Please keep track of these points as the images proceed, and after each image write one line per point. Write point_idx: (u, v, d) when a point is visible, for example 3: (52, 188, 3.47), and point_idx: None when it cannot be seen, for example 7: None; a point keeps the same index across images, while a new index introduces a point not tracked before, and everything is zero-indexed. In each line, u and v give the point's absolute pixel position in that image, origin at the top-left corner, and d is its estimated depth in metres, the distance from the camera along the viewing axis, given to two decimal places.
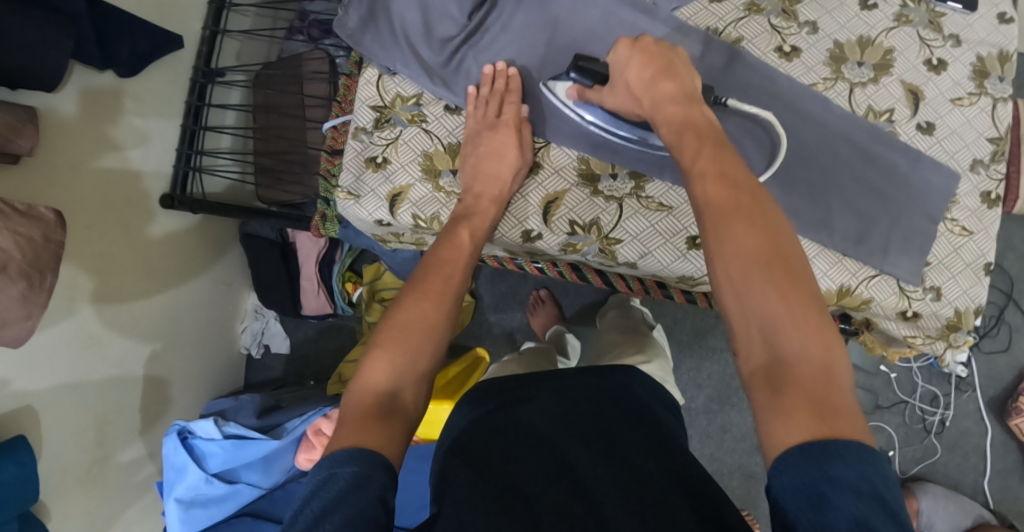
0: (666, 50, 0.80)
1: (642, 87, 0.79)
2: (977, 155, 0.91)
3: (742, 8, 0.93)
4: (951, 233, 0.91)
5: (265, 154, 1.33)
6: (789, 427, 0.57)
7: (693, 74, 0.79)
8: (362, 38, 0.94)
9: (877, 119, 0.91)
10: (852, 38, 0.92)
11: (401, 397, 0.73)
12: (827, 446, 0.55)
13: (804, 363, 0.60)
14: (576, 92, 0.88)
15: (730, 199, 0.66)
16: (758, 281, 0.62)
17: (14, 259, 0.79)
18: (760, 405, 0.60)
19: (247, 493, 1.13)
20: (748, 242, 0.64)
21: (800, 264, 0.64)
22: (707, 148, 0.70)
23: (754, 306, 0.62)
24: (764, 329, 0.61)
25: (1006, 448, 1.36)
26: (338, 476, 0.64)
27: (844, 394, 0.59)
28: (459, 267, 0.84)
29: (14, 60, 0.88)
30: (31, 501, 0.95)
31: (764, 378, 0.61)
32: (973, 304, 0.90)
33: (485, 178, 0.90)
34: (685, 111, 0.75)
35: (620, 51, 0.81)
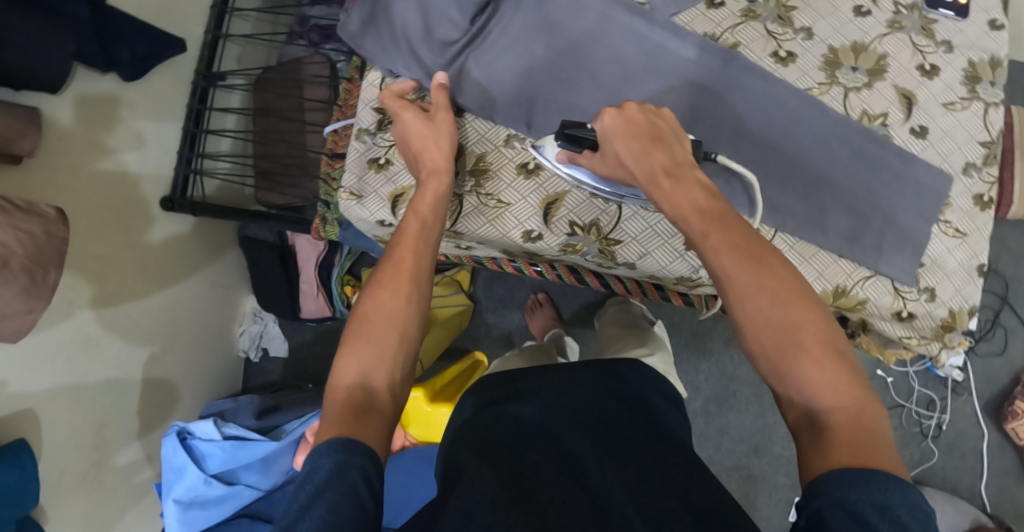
0: (653, 118, 0.79)
1: (632, 159, 0.78)
2: (970, 159, 0.93)
3: (738, 14, 0.95)
4: (944, 235, 0.92)
5: (265, 157, 1.33)
6: (823, 459, 0.61)
7: (680, 137, 0.79)
8: (364, 40, 0.97)
9: (872, 123, 0.92)
10: (846, 43, 0.94)
11: (376, 389, 0.75)
12: (862, 474, 0.58)
13: (837, 411, 0.63)
14: (565, 156, 0.87)
15: (751, 274, 0.67)
16: (793, 351, 0.65)
17: (16, 255, 0.80)
18: (802, 446, 0.63)
19: (246, 494, 1.12)
20: (773, 312, 0.66)
21: (825, 322, 0.66)
22: (715, 221, 0.70)
23: (789, 370, 0.65)
24: (802, 391, 0.64)
25: (1003, 451, 1.37)
26: (321, 467, 0.66)
27: (877, 434, 0.61)
28: (412, 250, 0.84)
29: (17, 60, 0.89)
30: (29, 503, 0.95)
31: (806, 427, 0.64)
32: (967, 305, 0.92)
33: (422, 151, 0.90)
34: (680, 182, 0.74)
35: (606, 122, 0.80)
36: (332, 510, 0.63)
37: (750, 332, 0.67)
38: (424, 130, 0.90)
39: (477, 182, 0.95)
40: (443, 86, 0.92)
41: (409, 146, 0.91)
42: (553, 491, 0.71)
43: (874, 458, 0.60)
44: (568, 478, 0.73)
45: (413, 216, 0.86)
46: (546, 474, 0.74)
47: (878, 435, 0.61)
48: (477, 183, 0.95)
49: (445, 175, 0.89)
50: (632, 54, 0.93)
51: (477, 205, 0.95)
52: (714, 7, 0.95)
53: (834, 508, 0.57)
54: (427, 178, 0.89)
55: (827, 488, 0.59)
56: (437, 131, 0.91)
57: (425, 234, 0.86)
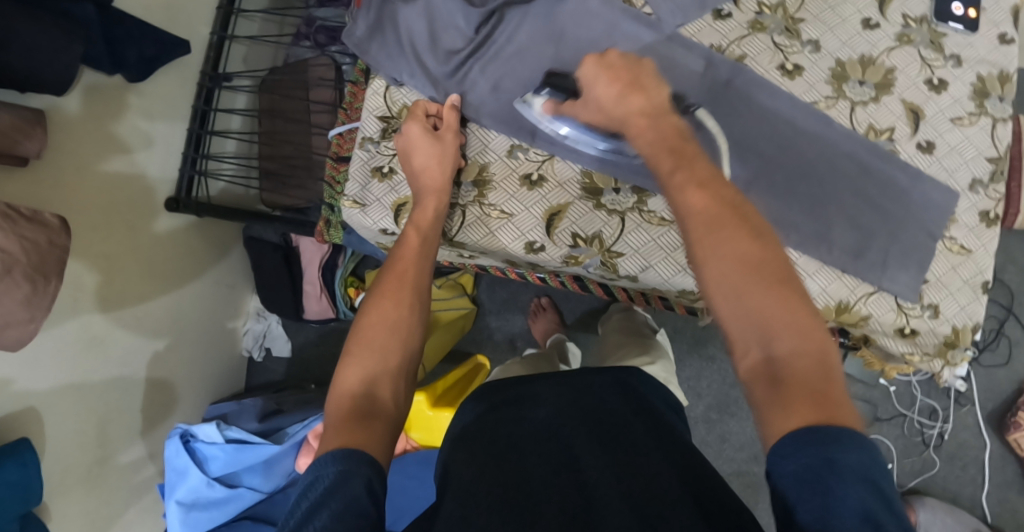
0: (635, 64, 0.82)
1: (610, 103, 0.80)
2: (976, 174, 0.92)
3: (746, 26, 0.94)
4: (949, 251, 0.92)
5: (270, 158, 1.34)
6: (786, 417, 0.60)
7: (660, 85, 0.81)
8: (369, 47, 0.96)
9: (878, 137, 0.92)
10: (854, 56, 0.93)
11: (378, 397, 0.75)
12: (827, 430, 0.58)
13: (798, 357, 0.62)
14: (551, 108, 0.87)
15: (714, 210, 0.67)
16: (751, 289, 0.64)
17: (19, 263, 0.80)
18: (759, 399, 0.62)
19: (248, 496, 1.13)
20: (735, 247, 0.66)
21: (787, 267, 0.66)
22: (682, 161, 0.72)
23: (749, 308, 0.64)
24: (761, 331, 0.64)
25: (1005, 461, 1.37)
26: (324, 476, 0.66)
27: (834, 381, 0.62)
28: (413, 262, 0.87)
29: (25, 65, 0.89)
30: (32, 502, 0.95)
31: (763, 376, 0.63)
32: (971, 322, 0.91)
33: (421, 171, 0.90)
34: (655, 123, 0.76)
35: (588, 67, 0.82)
36: (338, 519, 0.61)
37: (708, 270, 0.66)
38: (431, 148, 0.90)
39: (480, 193, 0.95)
40: (455, 107, 0.93)
41: (409, 158, 0.92)
42: (547, 489, 0.72)
43: (836, 412, 0.60)
44: (566, 477, 0.74)
45: (413, 230, 0.89)
46: (543, 475, 0.74)
47: (836, 382, 0.62)
48: (479, 194, 0.95)
49: (445, 193, 0.91)
50: None
51: (479, 215, 0.95)
52: (721, 18, 0.94)
53: (798, 472, 0.58)
54: (426, 196, 0.90)
55: (791, 453, 0.58)
56: (443, 150, 0.91)
57: (426, 249, 0.89)
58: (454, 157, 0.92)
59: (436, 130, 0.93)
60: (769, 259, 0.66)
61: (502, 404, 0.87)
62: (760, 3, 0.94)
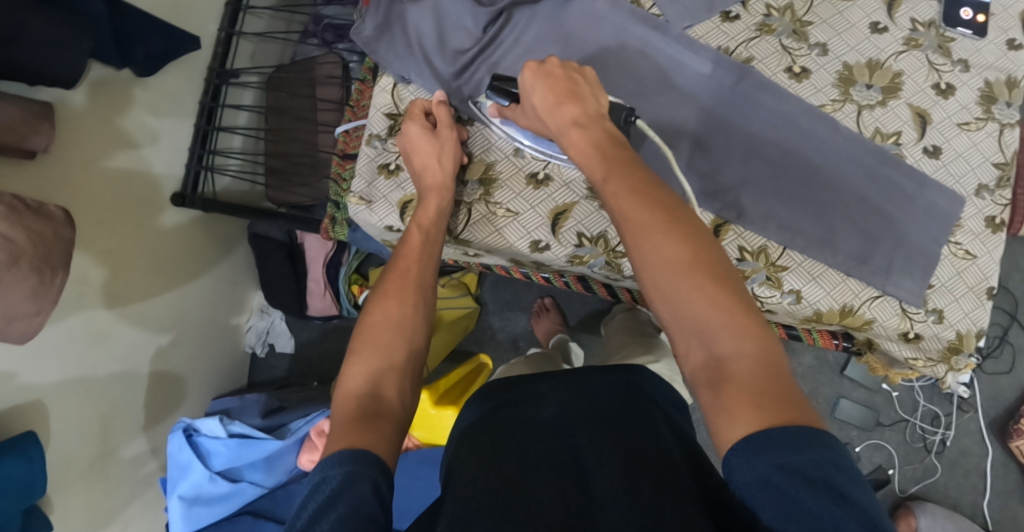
0: (571, 73, 0.84)
1: (546, 112, 0.82)
2: (983, 180, 0.92)
3: (754, 28, 0.94)
4: (954, 257, 0.91)
5: (276, 155, 1.34)
6: (733, 423, 0.62)
7: (595, 93, 0.83)
8: (378, 46, 0.96)
9: (885, 141, 0.92)
10: (861, 60, 0.93)
11: (384, 397, 0.75)
12: (777, 433, 0.60)
13: (740, 359, 0.64)
14: (498, 111, 0.90)
15: (648, 215, 0.70)
16: (686, 290, 0.67)
17: (26, 254, 0.80)
18: (704, 405, 0.65)
19: (249, 492, 1.14)
20: (668, 249, 0.68)
21: (723, 266, 0.68)
22: (614, 167, 0.75)
23: (685, 310, 0.67)
24: (700, 333, 0.66)
25: (1007, 469, 1.37)
26: (331, 478, 0.66)
27: (780, 380, 0.63)
28: (416, 262, 0.86)
29: (34, 59, 0.89)
30: (36, 496, 0.96)
31: (706, 377, 0.65)
32: (974, 328, 0.91)
33: (422, 170, 0.91)
34: (588, 133, 0.80)
35: (526, 77, 0.84)
36: (343, 523, 0.61)
37: (646, 273, 0.69)
38: (429, 146, 0.90)
39: (486, 191, 0.94)
40: (443, 103, 0.93)
41: (410, 158, 0.92)
42: (546, 486, 0.73)
43: (791, 413, 0.61)
44: (567, 478, 0.75)
45: (415, 228, 0.89)
46: (542, 474, 0.75)
47: (783, 379, 0.63)
48: (485, 193, 0.95)
49: (446, 191, 0.90)
50: (645, 67, 0.92)
51: (485, 214, 0.94)
52: (729, 21, 0.94)
53: (754, 482, 0.59)
54: (429, 194, 0.90)
55: (743, 464, 0.60)
56: (441, 148, 0.91)
57: (428, 247, 0.88)
58: (453, 152, 0.92)
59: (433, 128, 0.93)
60: (703, 259, 0.68)
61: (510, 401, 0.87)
62: (768, 5, 0.94)
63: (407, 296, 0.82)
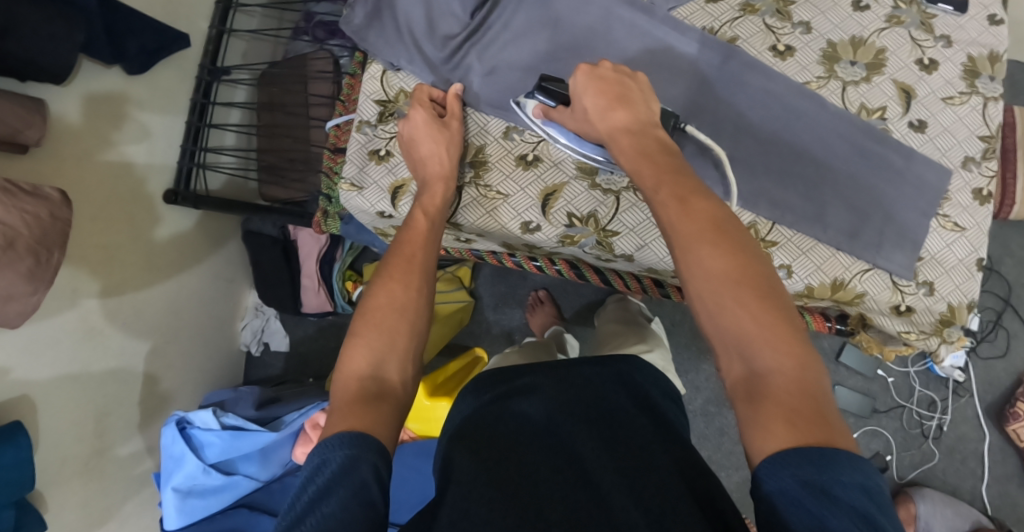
0: (624, 77, 0.82)
1: (596, 116, 0.80)
2: (969, 153, 0.93)
3: (737, 9, 0.95)
4: (942, 229, 0.92)
5: (268, 151, 1.34)
6: (768, 437, 0.60)
7: (647, 100, 0.82)
8: (367, 35, 0.97)
9: (870, 117, 0.92)
10: (845, 38, 0.94)
11: (386, 379, 0.75)
12: (809, 451, 0.58)
13: (779, 375, 0.62)
14: (542, 111, 0.89)
15: (695, 223, 0.67)
16: (730, 303, 0.64)
17: (21, 236, 0.81)
18: (743, 419, 0.62)
19: (244, 485, 1.12)
20: (716, 263, 0.66)
21: (770, 282, 0.65)
22: (664, 176, 0.72)
23: (727, 324, 0.64)
24: (741, 348, 0.64)
25: (1005, 454, 1.36)
26: (331, 460, 0.66)
27: (820, 400, 0.61)
28: (420, 245, 0.85)
29: (26, 48, 0.91)
30: (27, 488, 0.96)
31: (744, 391, 0.63)
32: (966, 299, 0.91)
33: (427, 158, 0.90)
34: (638, 140, 0.77)
35: (578, 78, 0.82)
36: (346, 505, 0.63)
37: (693, 285, 0.66)
38: (437, 134, 0.91)
39: (477, 173, 0.94)
40: (458, 96, 0.94)
41: (414, 146, 0.91)
42: (553, 489, 0.72)
43: (827, 435, 0.59)
44: (569, 471, 0.74)
45: (421, 213, 0.88)
46: (544, 473, 0.74)
47: (821, 399, 0.61)
48: (477, 175, 0.94)
49: (451, 179, 0.90)
50: (632, 49, 0.93)
51: (477, 196, 0.94)
52: (713, 2, 0.95)
53: (779, 495, 0.58)
54: (434, 182, 0.90)
55: (772, 476, 0.59)
56: (449, 137, 0.91)
57: (432, 233, 0.87)
58: (459, 143, 0.92)
59: (441, 117, 0.93)
60: (751, 274, 0.65)
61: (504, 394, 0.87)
62: None
63: (411, 280, 0.81)
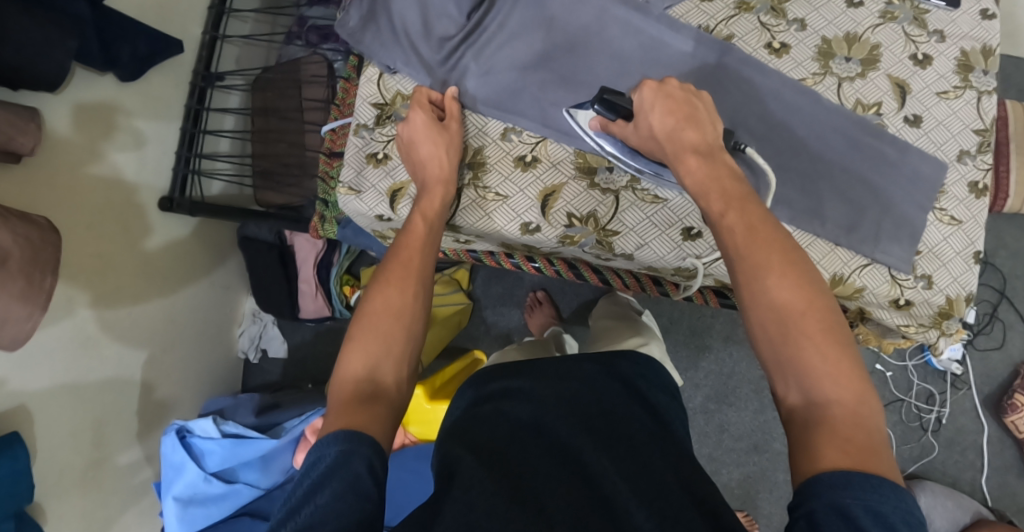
0: (691, 96, 0.80)
1: (664, 134, 0.78)
2: (964, 147, 0.93)
3: (732, 7, 0.95)
4: (940, 223, 0.92)
5: (264, 157, 1.33)
6: (818, 459, 0.61)
7: (715, 121, 0.79)
8: (363, 37, 0.96)
9: (866, 112, 0.93)
10: (839, 34, 0.94)
11: (381, 381, 0.75)
12: (863, 477, 0.59)
13: (837, 406, 0.63)
14: (599, 123, 0.87)
15: (762, 254, 0.68)
16: (795, 336, 0.65)
17: (14, 255, 0.82)
18: (792, 441, 0.64)
19: (246, 493, 1.10)
20: (782, 294, 0.66)
21: (833, 315, 0.66)
22: (733, 202, 0.71)
23: (791, 355, 0.65)
24: (800, 378, 0.64)
25: (1003, 445, 1.37)
26: (326, 456, 0.67)
27: (872, 434, 0.62)
28: (418, 250, 0.85)
29: (17, 56, 0.90)
30: (26, 499, 0.95)
31: (799, 418, 0.64)
32: (964, 292, 0.91)
33: (427, 160, 0.90)
34: (708, 162, 0.75)
35: (645, 94, 0.80)
36: (338, 496, 0.64)
37: (755, 314, 0.67)
38: (436, 137, 0.90)
39: (475, 175, 0.94)
40: (456, 99, 0.93)
41: (413, 149, 0.91)
42: (558, 490, 0.72)
43: (872, 462, 0.60)
44: (571, 472, 0.74)
45: (420, 218, 0.87)
46: (546, 470, 0.74)
47: (873, 434, 0.62)
48: (475, 177, 0.94)
49: (451, 183, 0.90)
50: (628, 48, 0.94)
51: (475, 198, 0.94)
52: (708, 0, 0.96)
53: (828, 510, 0.58)
54: (434, 186, 0.90)
55: (827, 488, 0.59)
56: (448, 140, 0.91)
57: (431, 238, 0.87)
58: (458, 144, 0.92)
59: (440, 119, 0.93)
60: (816, 306, 0.66)
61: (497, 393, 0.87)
62: None
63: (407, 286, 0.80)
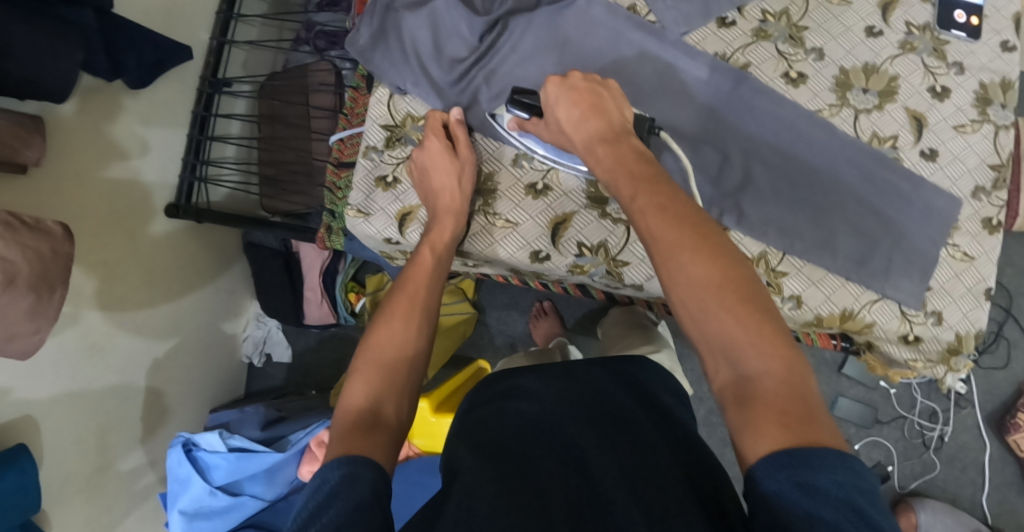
0: (595, 86, 0.83)
1: (570, 127, 0.81)
2: (979, 182, 0.92)
3: (750, 34, 0.94)
4: (952, 259, 0.91)
5: (270, 164, 1.31)
6: (758, 439, 0.60)
7: (621, 108, 0.82)
8: (373, 55, 0.94)
9: (882, 145, 0.92)
10: (857, 64, 0.93)
11: (382, 411, 0.74)
12: (800, 452, 0.58)
13: (766, 378, 0.62)
14: (518, 123, 0.89)
15: (674, 232, 0.67)
16: (714, 310, 0.64)
17: (22, 272, 0.80)
18: (732, 423, 0.62)
19: (251, 505, 1.12)
20: (695, 271, 0.66)
21: (751, 285, 0.65)
22: (641, 186, 0.72)
23: (713, 330, 0.64)
24: (725, 352, 0.64)
25: (1005, 463, 1.38)
26: (329, 480, 0.66)
27: (809, 401, 0.61)
28: (423, 283, 0.85)
29: (25, 70, 0.89)
30: (32, 509, 0.96)
31: (733, 395, 0.63)
32: (973, 329, 0.91)
33: (439, 190, 0.89)
34: (615, 148, 0.78)
35: (549, 91, 0.83)
36: (344, 514, 0.62)
37: (675, 293, 0.66)
38: (448, 166, 0.89)
39: (486, 201, 0.94)
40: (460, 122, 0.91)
41: (427, 176, 0.90)
42: (554, 483, 0.72)
43: (814, 434, 0.59)
44: (570, 460, 0.76)
45: (427, 249, 0.87)
46: (545, 465, 0.75)
47: (811, 402, 0.61)
48: (485, 203, 0.94)
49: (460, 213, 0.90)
50: (643, 74, 0.92)
51: (485, 225, 0.94)
52: (725, 27, 0.94)
53: (789, 487, 0.57)
54: (443, 216, 0.89)
55: (773, 472, 0.58)
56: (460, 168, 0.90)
57: (438, 272, 0.87)
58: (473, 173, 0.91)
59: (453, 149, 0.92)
60: (732, 279, 0.65)
61: (505, 393, 0.88)
62: (764, 10, 0.94)
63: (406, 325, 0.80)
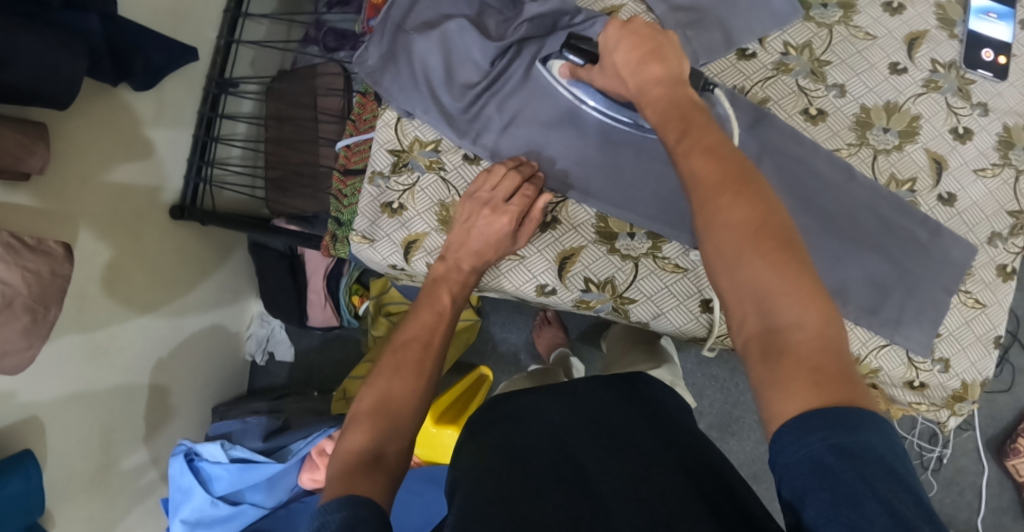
0: (658, 34, 0.76)
1: (627, 70, 0.76)
2: (996, 228, 0.90)
3: (771, 68, 0.92)
4: (963, 305, 0.90)
5: (276, 166, 1.30)
6: (787, 397, 0.59)
7: (682, 57, 0.77)
8: (382, 77, 0.93)
9: (899, 188, 0.90)
10: (879, 102, 0.91)
11: (384, 455, 0.74)
12: (836, 413, 0.57)
13: (799, 330, 0.60)
14: (569, 71, 0.86)
15: (717, 174, 0.65)
16: (749, 255, 0.62)
17: (19, 296, 0.79)
18: (757, 377, 0.61)
19: (251, 513, 1.14)
20: (734, 214, 0.64)
21: (791, 236, 0.63)
22: (687, 126, 0.70)
23: (745, 276, 0.62)
24: (757, 301, 0.62)
25: (1002, 487, 1.38)
26: (330, 522, 0.64)
27: (843, 356, 0.59)
28: (437, 331, 0.85)
29: (27, 82, 0.85)
30: (36, 511, 0.97)
31: (758, 346, 0.61)
32: (980, 377, 0.90)
33: (479, 251, 0.88)
34: (671, 95, 0.73)
35: (610, 32, 0.78)
36: None
37: (711, 237, 0.65)
38: (486, 233, 0.88)
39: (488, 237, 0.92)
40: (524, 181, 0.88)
41: (468, 238, 0.88)
42: (557, 510, 0.71)
43: (850, 394, 0.58)
44: (568, 470, 0.76)
45: (447, 294, 0.88)
46: (549, 488, 0.74)
47: (844, 357, 0.59)
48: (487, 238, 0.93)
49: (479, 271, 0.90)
50: None
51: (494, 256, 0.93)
52: (745, 59, 0.92)
53: (825, 450, 0.56)
54: (463, 267, 0.89)
55: (802, 432, 0.57)
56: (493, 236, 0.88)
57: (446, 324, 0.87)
58: (513, 239, 0.89)
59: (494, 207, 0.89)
60: (772, 224, 0.63)
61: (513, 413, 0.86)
62: (786, 43, 0.92)
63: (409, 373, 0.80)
